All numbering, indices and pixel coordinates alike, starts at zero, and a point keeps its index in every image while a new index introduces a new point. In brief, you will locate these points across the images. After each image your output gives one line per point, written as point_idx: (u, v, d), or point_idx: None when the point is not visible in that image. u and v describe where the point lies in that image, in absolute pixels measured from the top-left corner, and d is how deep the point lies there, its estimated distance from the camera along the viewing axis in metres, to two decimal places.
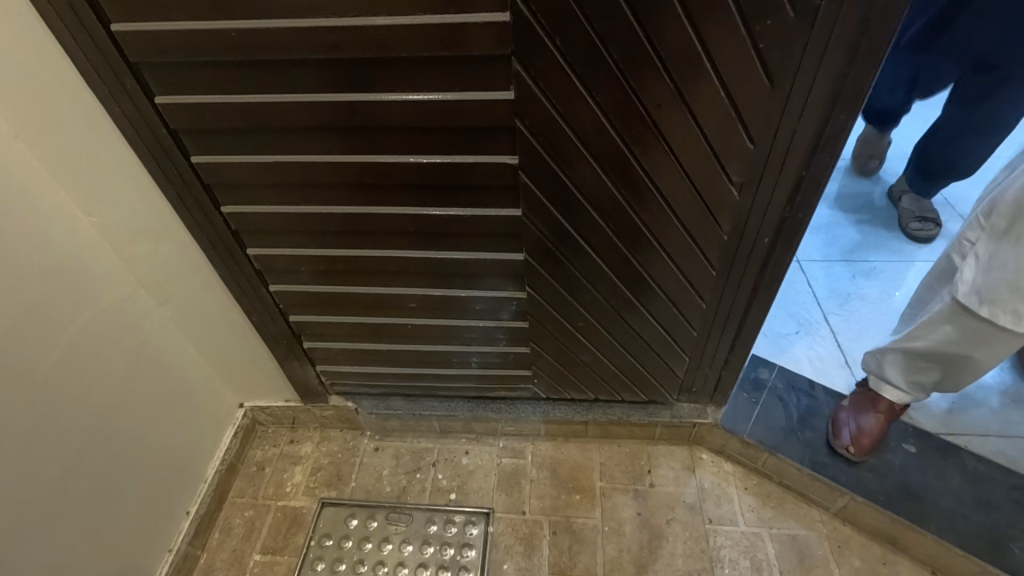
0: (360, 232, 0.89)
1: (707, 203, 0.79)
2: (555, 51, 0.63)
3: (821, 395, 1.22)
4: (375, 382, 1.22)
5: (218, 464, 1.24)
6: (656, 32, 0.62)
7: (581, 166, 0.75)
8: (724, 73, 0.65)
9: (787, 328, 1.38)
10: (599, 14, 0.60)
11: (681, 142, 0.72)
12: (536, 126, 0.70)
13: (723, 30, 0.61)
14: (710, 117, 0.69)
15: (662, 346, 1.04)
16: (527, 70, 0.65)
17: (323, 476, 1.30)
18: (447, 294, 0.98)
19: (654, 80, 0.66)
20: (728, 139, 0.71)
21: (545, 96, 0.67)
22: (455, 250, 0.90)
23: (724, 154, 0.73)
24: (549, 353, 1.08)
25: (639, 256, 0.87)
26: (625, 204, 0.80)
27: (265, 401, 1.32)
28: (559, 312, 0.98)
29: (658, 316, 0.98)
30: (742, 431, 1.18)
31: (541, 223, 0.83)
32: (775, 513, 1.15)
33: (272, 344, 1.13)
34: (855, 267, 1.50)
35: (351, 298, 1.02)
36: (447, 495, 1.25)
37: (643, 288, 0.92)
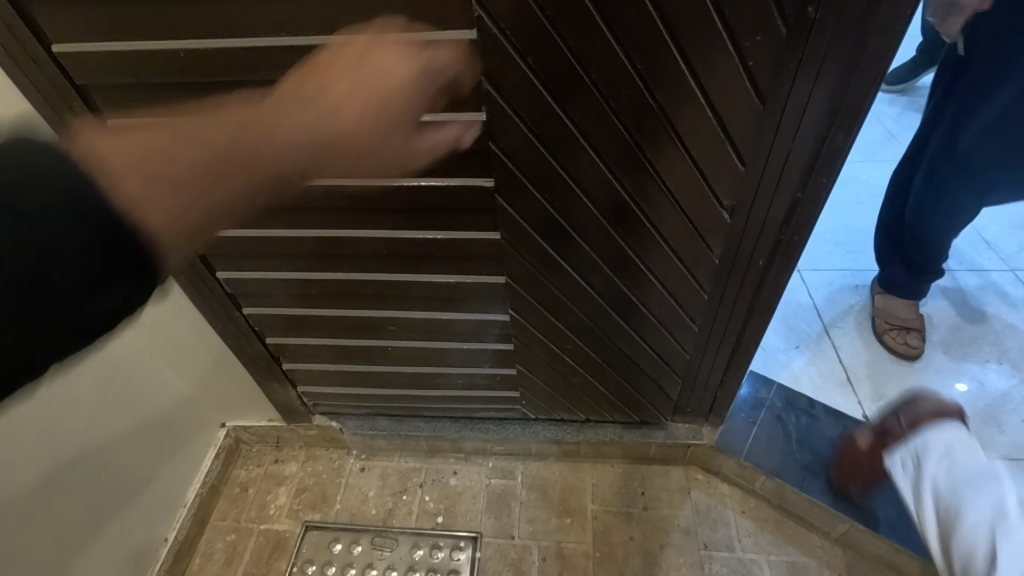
0: (332, 256, 0.85)
1: (696, 225, 0.74)
2: (527, 71, 0.58)
3: (822, 415, 1.17)
4: (359, 403, 1.19)
5: (198, 487, 1.20)
6: (636, 50, 0.57)
7: (561, 189, 0.70)
8: (710, 92, 0.60)
9: (787, 342, 1.33)
10: (573, 31, 0.55)
11: (666, 164, 0.67)
12: (511, 150, 0.66)
13: (709, 47, 0.56)
14: (697, 138, 0.64)
15: (653, 368, 1.00)
16: (498, 91, 0.60)
17: (307, 498, 1.26)
18: (426, 317, 0.94)
19: (635, 100, 0.61)
20: (716, 160, 0.66)
21: (519, 117, 0.63)
22: (432, 273, 0.86)
23: (712, 176, 0.68)
24: (536, 375, 1.04)
25: (626, 279, 0.83)
26: (610, 228, 0.75)
27: (248, 420, 1.28)
28: (545, 335, 0.94)
29: (649, 339, 0.94)
30: (738, 453, 1.13)
31: (522, 248, 0.78)
32: (774, 538, 1.11)
33: (252, 365, 1.10)
34: (856, 277, 1.45)
35: (329, 320, 0.98)
36: (433, 519, 1.21)
37: (631, 311, 0.88)
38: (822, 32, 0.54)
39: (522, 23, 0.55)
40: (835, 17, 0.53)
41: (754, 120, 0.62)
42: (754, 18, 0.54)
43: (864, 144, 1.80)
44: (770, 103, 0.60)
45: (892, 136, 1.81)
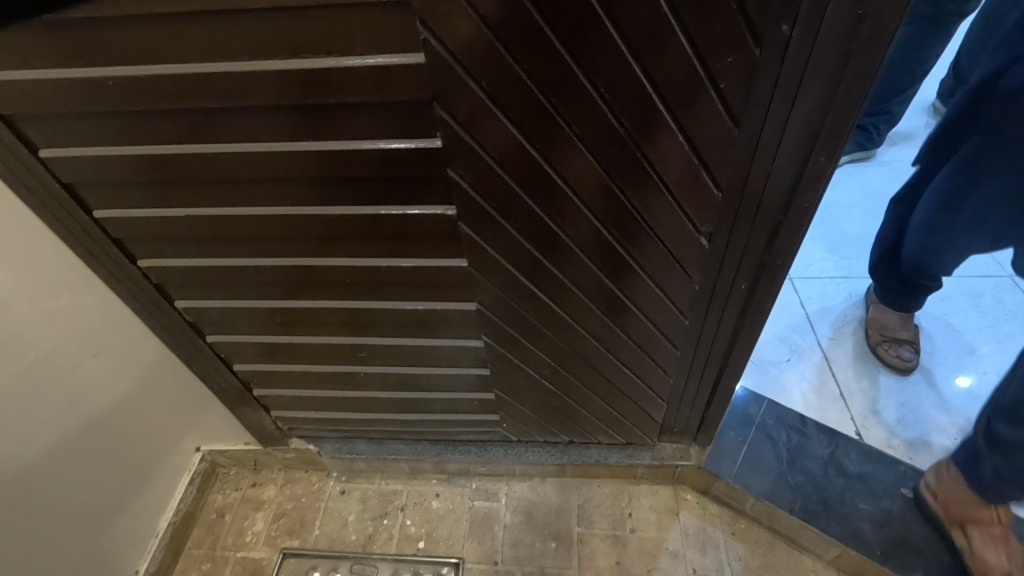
0: (294, 284, 0.81)
1: (674, 251, 0.70)
2: (482, 95, 0.54)
3: (814, 432, 1.13)
4: (336, 427, 1.15)
5: (171, 515, 1.16)
6: (599, 73, 0.53)
7: (527, 216, 0.66)
8: (682, 115, 0.56)
9: (778, 355, 1.29)
10: (529, 53, 0.51)
11: (637, 190, 0.63)
12: (473, 177, 0.62)
13: (678, 68, 0.52)
14: (668, 162, 0.60)
15: (636, 391, 0.96)
16: (454, 118, 0.56)
17: (285, 524, 1.22)
18: (396, 343, 0.90)
19: (601, 126, 0.57)
20: (691, 185, 0.62)
21: (477, 144, 0.58)
22: (399, 300, 0.82)
23: (687, 202, 0.64)
24: (515, 399, 1.00)
25: (601, 305, 0.79)
26: (584, 256, 0.71)
27: (223, 444, 1.24)
28: (521, 361, 0.90)
29: (629, 363, 0.90)
30: (728, 474, 1.10)
31: (490, 275, 0.74)
32: (764, 561, 1.07)
33: (222, 392, 1.06)
34: (850, 285, 1.41)
35: (297, 347, 0.94)
36: (414, 544, 1.17)
37: (609, 335, 0.84)
38: (799, 50, 0.50)
39: (474, 46, 0.50)
40: (812, 35, 0.49)
41: (729, 143, 0.58)
42: (725, 37, 0.49)
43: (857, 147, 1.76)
44: (745, 125, 0.56)
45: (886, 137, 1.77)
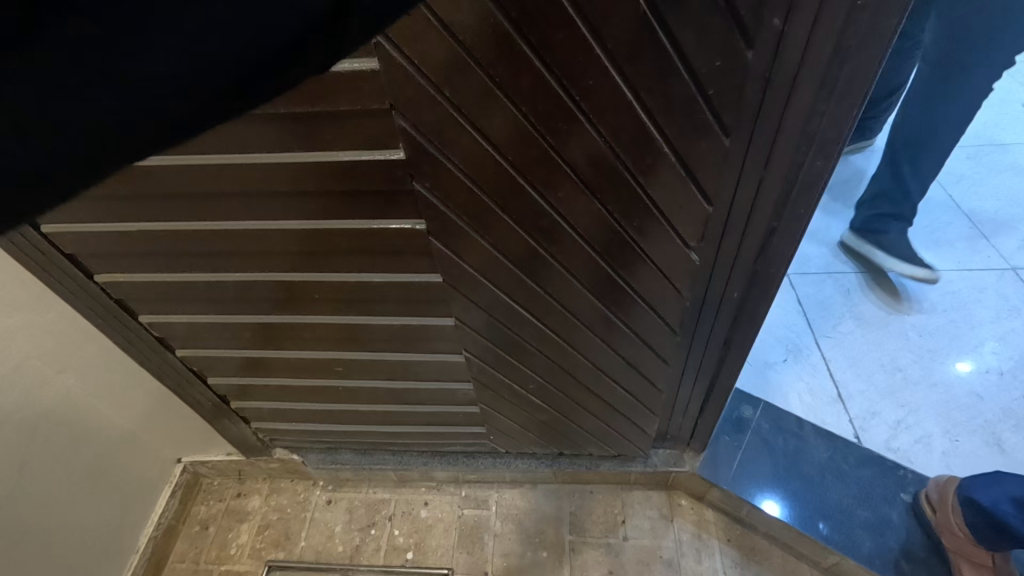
0: (263, 299, 0.77)
1: (662, 265, 0.67)
2: (446, 105, 0.49)
3: (811, 436, 1.10)
4: (317, 439, 1.12)
5: (152, 530, 1.14)
6: (575, 81, 0.48)
7: (503, 232, 0.62)
8: (666, 124, 0.51)
9: (774, 354, 1.26)
10: (496, 59, 0.46)
11: (619, 203, 0.59)
12: (441, 190, 0.57)
13: (661, 72, 0.47)
14: (652, 172, 0.55)
15: (625, 405, 0.93)
16: (416, 128, 0.51)
17: (270, 535, 1.19)
18: (375, 359, 0.86)
19: (579, 137, 0.52)
20: (678, 197, 0.58)
21: (445, 157, 0.54)
22: (375, 316, 0.78)
23: (674, 215, 0.60)
24: (500, 413, 0.97)
25: (586, 320, 0.75)
26: (565, 272, 0.67)
27: (205, 455, 1.21)
28: (505, 374, 0.86)
29: (617, 377, 0.86)
30: (723, 480, 1.07)
31: (467, 290, 0.70)
32: (760, 569, 1.05)
33: (199, 405, 1.02)
34: (848, 281, 1.37)
35: (273, 361, 0.90)
36: (402, 555, 1.15)
37: (596, 351, 0.80)
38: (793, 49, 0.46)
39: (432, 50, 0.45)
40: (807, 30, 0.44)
41: (719, 152, 0.54)
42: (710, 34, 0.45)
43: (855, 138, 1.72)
44: (735, 133, 0.52)
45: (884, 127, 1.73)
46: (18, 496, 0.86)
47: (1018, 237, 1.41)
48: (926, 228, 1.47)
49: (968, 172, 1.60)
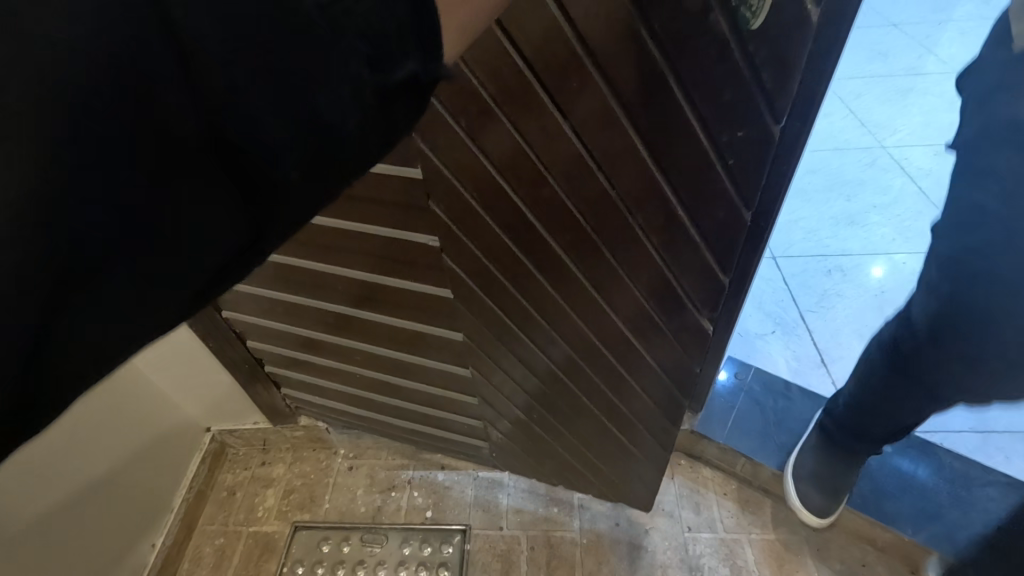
0: (310, 285, 0.88)
1: (654, 299, 0.75)
2: (463, 135, 0.59)
3: (797, 396, 1.21)
4: (339, 415, 1.20)
5: (186, 491, 1.21)
6: (584, 127, 0.58)
7: (508, 257, 0.71)
8: (660, 161, 0.61)
9: (763, 327, 1.36)
10: (513, 101, 0.56)
11: (616, 235, 0.68)
12: (453, 212, 0.67)
13: (655, 116, 0.58)
14: (647, 206, 0.65)
15: (613, 440, 0.98)
16: (435, 152, 0.61)
17: (295, 499, 1.26)
18: (397, 360, 0.96)
19: (579, 174, 0.62)
20: (665, 231, 0.68)
21: (462, 184, 0.64)
22: (397, 320, 0.87)
23: (666, 246, 0.70)
24: (504, 435, 1.06)
25: (580, 349, 0.83)
26: (564, 303, 0.76)
27: (233, 424, 1.28)
28: (507, 394, 0.95)
29: (603, 410, 0.93)
30: (718, 436, 1.16)
31: (469, 309, 0.80)
32: (754, 518, 1.14)
33: (236, 369, 1.10)
34: (829, 263, 1.50)
35: (329, 345, 0.98)
36: (422, 513, 1.22)
37: (587, 381, 0.88)
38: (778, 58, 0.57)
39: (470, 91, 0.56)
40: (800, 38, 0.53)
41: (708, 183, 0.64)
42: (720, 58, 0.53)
43: (832, 144, 1.92)
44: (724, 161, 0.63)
45: (866, 131, 1.95)
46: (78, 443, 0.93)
47: None
48: (898, 216, 1.61)
49: (932, 167, 1.78)
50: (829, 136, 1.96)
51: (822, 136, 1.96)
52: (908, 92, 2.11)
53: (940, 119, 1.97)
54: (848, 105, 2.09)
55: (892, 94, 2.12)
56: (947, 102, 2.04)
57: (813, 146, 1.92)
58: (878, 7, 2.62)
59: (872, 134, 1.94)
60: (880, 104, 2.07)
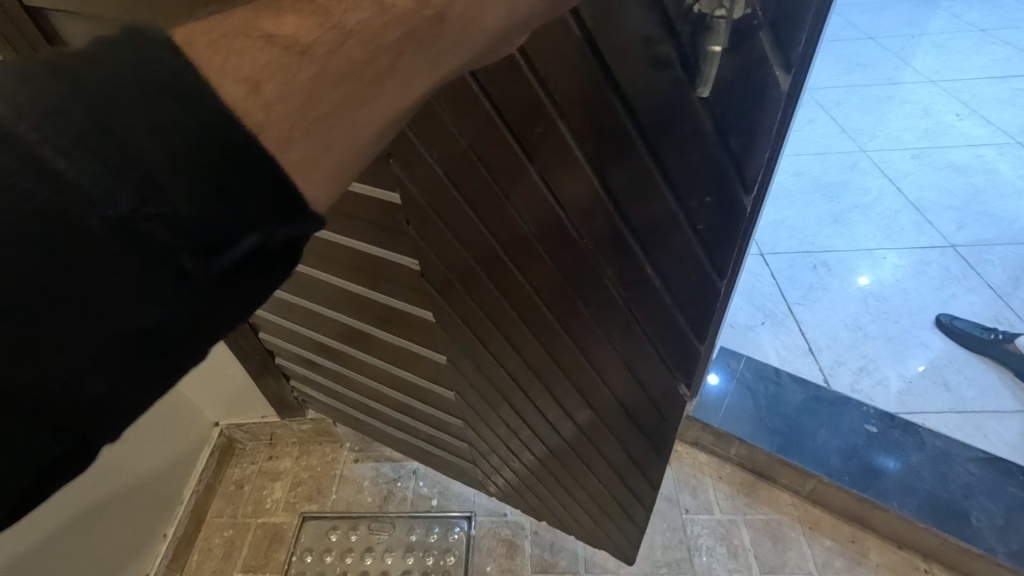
0: (312, 291, 0.89)
1: (634, 368, 0.68)
2: (434, 165, 0.56)
3: (787, 381, 1.26)
4: (340, 413, 1.19)
5: (195, 484, 1.24)
6: (552, 175, 0.52)
7: (484, 294, 0.67)
8: (635, 221, 0.54)
9: (753, 319, 1.43)
10: (476, 135, 0.51)
11: (589, 291, 0.61)
12: (430, 242, 0.65)
13: (631, 173, 0.50)
14: (621, 266, 0.58)
15: (598, 495, 0.91)
16: (408, 177, 0.58)
17: (302, 491, 1.29)
18: (392, 375, 0.95)
19: (549, 222, 0.56)
20: (641, 294, 0.60)
21: (435, 214, 0.61)
22: (390, 335, 0.87)
23: (640, 316, 0.62)
24: (491, 466, 1.02)
25: (559, 399, 0.76)
26: (539, 349, 0.71)
27: (241, 418, 1.30)
28: (491, 429, 0.91)
29: (587, 465, 0.86)
30: (713, 420, 1.21)
31: (450, 337, 0.77)
32: (749, 499, 1.19)
33: (248, 360, 1.14)
34: (814, 258, 1.57)
35: (333, 348, 1.00)
36: (428, 502, 1.25)
37: (567, 433, 0.81)
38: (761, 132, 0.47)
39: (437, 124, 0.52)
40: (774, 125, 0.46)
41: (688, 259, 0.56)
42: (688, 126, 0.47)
43: (815, 149, 2.01)
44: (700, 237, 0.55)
45: (846, 136, 2.05)
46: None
47: (955, 220, 1.65)
48: (879, 215, 1.69)
49: (909, 170, 1.87)
50: (812, 141, 2.05)
51: (805, 141, 2.05)
52: (885, 100, 2.21)
53: (917, 125, 2.07)
54: (829, 112, 2.19)
55: (870, 102, 2.22)
56: (923, 109, 2.14)
57: (797, 151, 2.00)
58: (856, 22, 2.75)
59: (853, 139, 2.04)
60: (860, 111, 2.17)
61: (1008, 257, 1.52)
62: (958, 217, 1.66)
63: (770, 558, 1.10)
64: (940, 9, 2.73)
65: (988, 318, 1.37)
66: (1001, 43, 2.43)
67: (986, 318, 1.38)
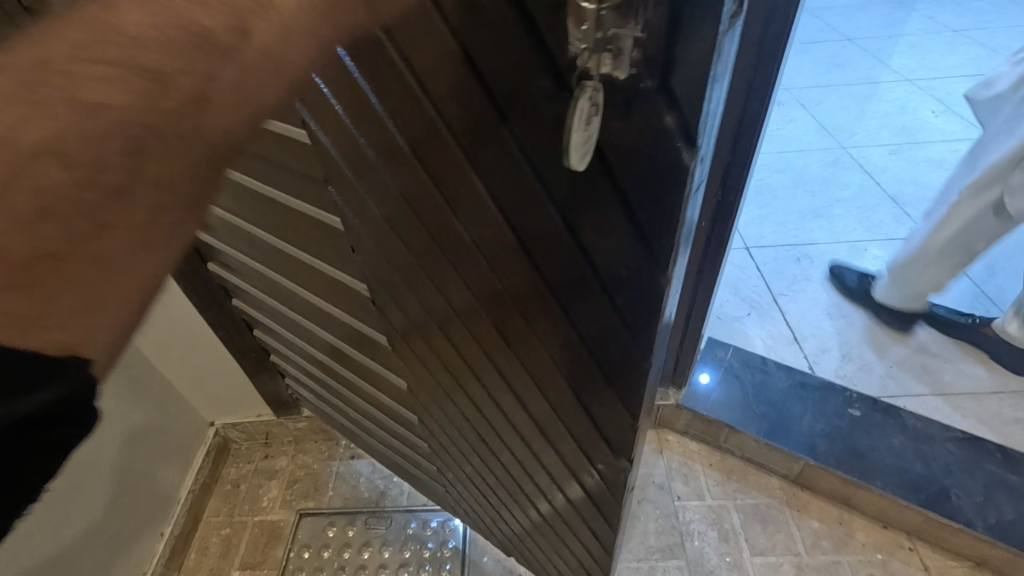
0: (289, 297, 0.89)
1: (574, 431, 0.58)
2: (354, 182, 0.52)
3: (773, 369, 1.30)
4: (330, 415, 1.18)
5: (191, 484, 1.24)
6: (453, 206, 0.44)
7: (422, 323, 0.62)
8: (547, 272, 0.43)
9: (739, 310, 1.46)
10: (375, 152, 0.46)
11: (514, 339, 0.52)
12: (367, 261, 0.61)
13: (535, 216, 0.40)
14: (541, 320, 0.48)
15: (562, 543, 0.84)
16: (339, 193, 0.56)
17: (299, 488, 1.30)
18: (364, 388, 0.93)
19: (461, 258, 0.48)
20: (566, 354, 0.49)
21: (365, 233, 0.57)
22: (358, 351, 0.84)
23: (563, 382, 0.53)
24: (460, 492, 0.97)
25: (506, 442, 0.70)
26: (471, 387, 0.64)
27: (236, 417, 1.31)
28: (453, 458, 0.86)
29: (546, 511, 0.78)
30: (703, 408, 1.24)
31: (403, 360, 0.73)
32: (739, 485, 1.21)
33: (242, 357, 1.15)
34: (797, 251, 1.61)
35: (313, 354, 0.99)
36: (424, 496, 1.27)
37: (521, 476, 0.75)
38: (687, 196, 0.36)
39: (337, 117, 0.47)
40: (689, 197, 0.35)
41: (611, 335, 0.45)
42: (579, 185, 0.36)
43: (796, 146, 2.06)
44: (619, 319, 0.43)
45: (826, 133, 2.11)
46: (142, 391, 1.10)
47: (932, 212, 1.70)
48: (859, 209, 1.74)
49: (886, 164, 1.93)
50: (794, 138, 2.10)
51: (786, 139, 2.10)
52: (864, 99, 2.28)
53: (895, 122, 2.13)
54: (810, 111, 2.24)
55: (849, 101, 2.28)
56: (899, 106, 2.21)
57: (779, 149, 2.05)
58: (835, 24, 2.82)
59: (834, 136, 2.09)
60: (839, 109, 2.23)
61: None
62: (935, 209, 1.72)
63: (760, 540, 1.13)
64: (916, 10, 2.81)
65: (966, 305, 1.42)
66: (974, 42, 2.51)
67: (963, 305, 1.42)
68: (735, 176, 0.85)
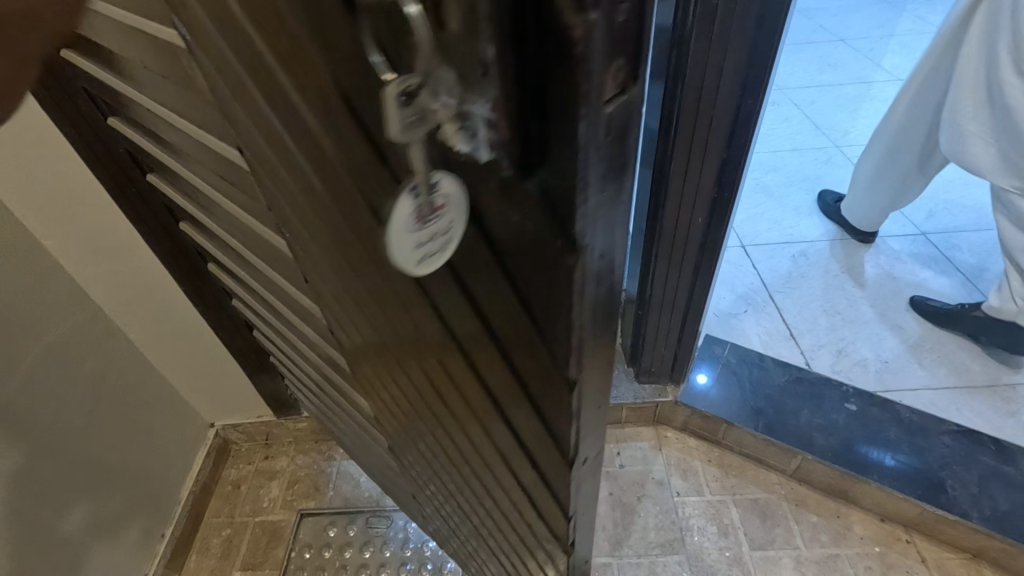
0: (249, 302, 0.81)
1: (509, 486, 0.52)
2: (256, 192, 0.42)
3: (770, 365, 1.31)
4: (326, 426, 1.06)
5: (192, 485, 1.24)
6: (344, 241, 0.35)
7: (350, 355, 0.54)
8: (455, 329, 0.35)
9: (735, 307, 1.47)
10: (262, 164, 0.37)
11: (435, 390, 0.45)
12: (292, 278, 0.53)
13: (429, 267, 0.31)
14: (459, 378, 0.40)
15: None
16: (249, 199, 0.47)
17: (300, 489, 1.30)
18: (326, 405, 0.87)
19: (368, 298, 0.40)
20: (488, 415, 0.42)
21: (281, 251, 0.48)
22: (309, 368, 0.77)
23: (491, 440, 0.46)
24: (425, 516, 0.93)
25: (451, 484, 0.63)
26: (409, 433, 0.59)
27: (236, 418, 1.31)
28: (411, 486, 0.81)
29: (500, 549, 0.73)
30: (700, 405, 1.25)
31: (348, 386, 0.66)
32: (737, 480, 1.22)
33: (244, 357, 1.14)
34: (792, 249, 1.63)
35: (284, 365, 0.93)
36: None
37: (471, 515, 0.69)
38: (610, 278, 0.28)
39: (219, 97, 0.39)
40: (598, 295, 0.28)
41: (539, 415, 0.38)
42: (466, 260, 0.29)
43: (790, 145, 2.08)
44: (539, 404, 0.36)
45: (820, 132, 2.13)
46: (142, 392, 1.10)
47: (924, 208, 1.72)
48: None
49: None
50: (787, 137, 2.12)
51: (781, 138, 2.12)
52: (856, 98, 2.30)
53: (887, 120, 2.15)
54: (803, 110, 2.27)
55: (843, 100, 2.30)
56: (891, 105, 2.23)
57: (774, 148, 2.07)
58: (827, 25, 2.86)
59: (827, 135, 2.11)
60: (832, 108, 2.26)
61: (975, 242, 1.59)
62: (928, 206, 1.74)
63: (759, 535, 1.14)
64: (906, 10, 2.84)
65: (959, 300, 1.43)
66: None
67: (956, 301, 1.43)
68: (730, 172, 0.86)
